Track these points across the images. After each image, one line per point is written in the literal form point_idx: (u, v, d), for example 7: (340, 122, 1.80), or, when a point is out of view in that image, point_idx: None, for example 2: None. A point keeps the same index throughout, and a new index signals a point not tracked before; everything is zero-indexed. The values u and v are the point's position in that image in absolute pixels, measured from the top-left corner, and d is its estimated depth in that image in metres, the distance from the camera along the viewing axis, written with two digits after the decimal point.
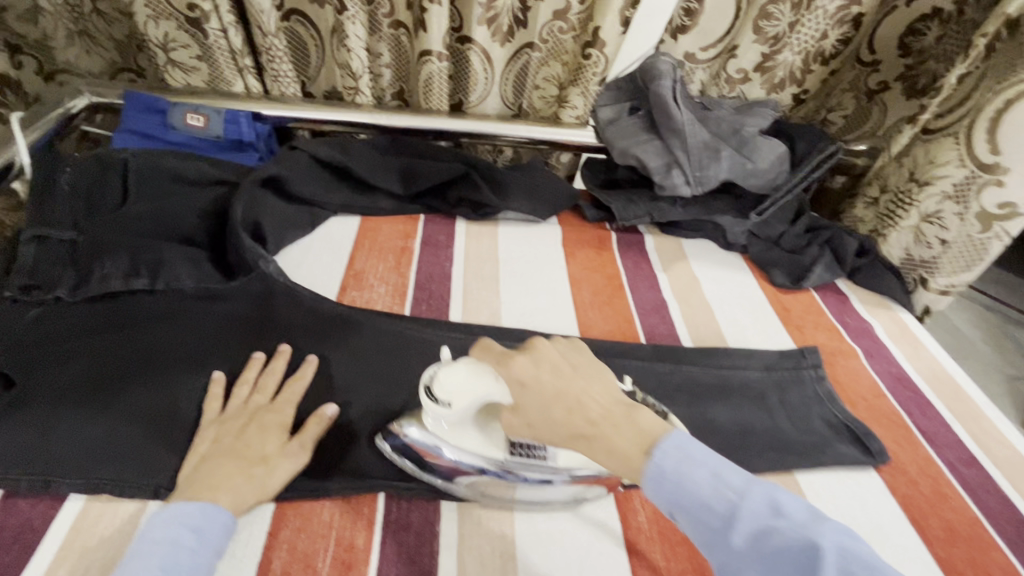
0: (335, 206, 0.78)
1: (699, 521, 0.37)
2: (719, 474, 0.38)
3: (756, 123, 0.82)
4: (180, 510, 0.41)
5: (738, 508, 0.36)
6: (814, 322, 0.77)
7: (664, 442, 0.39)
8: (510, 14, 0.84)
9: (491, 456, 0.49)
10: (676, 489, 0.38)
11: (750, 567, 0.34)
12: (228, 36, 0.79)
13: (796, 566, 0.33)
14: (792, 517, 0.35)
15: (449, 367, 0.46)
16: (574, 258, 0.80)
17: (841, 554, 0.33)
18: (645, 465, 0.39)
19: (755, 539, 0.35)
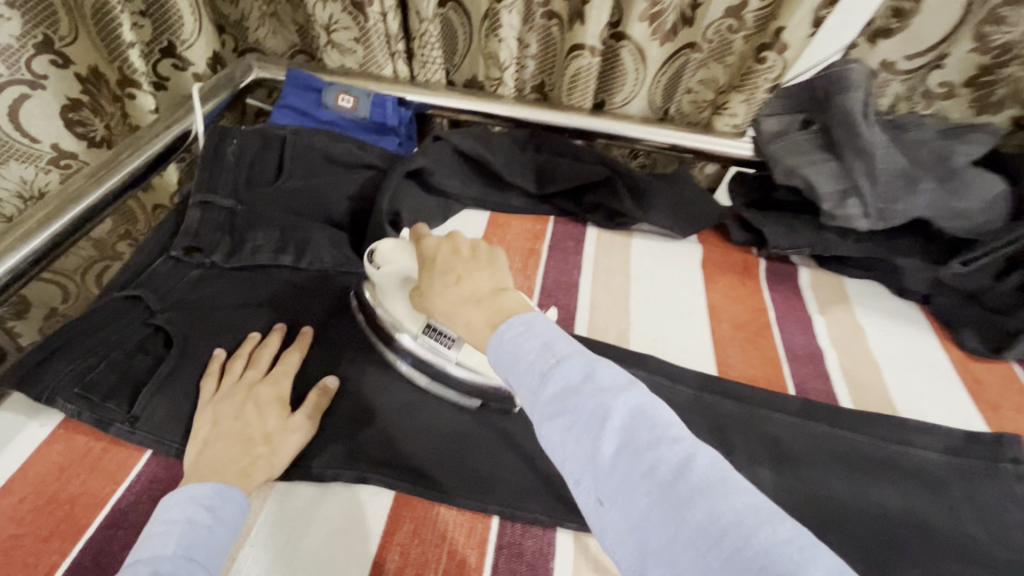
0: (467, 198, 0.76)
1: (522, 383, 0.35)
2: (549, 343, 0.36)
3: (968, 151, 0.68)
4: (194, 489, 0.40)
5: (552, 368, 0.34)
6: (1017, 402, 0.62)
7: (516, 317, 0.38)
8: (676, 11, 0.76)
9: (410, 328, 0.53)
10: (512, 356, 0.36)
11: (552, 425, 0.33)
12: (386, 20, 0.80)
13: (586, 424, 0.32)
14: (598, 383, 0.33)
15: (388, 240, 0.53)
16: (714, 283, 0.72)
17: (633, 420, 0.32)
18: (490, 335, 0.39)
19: (560, 398, 0.33)
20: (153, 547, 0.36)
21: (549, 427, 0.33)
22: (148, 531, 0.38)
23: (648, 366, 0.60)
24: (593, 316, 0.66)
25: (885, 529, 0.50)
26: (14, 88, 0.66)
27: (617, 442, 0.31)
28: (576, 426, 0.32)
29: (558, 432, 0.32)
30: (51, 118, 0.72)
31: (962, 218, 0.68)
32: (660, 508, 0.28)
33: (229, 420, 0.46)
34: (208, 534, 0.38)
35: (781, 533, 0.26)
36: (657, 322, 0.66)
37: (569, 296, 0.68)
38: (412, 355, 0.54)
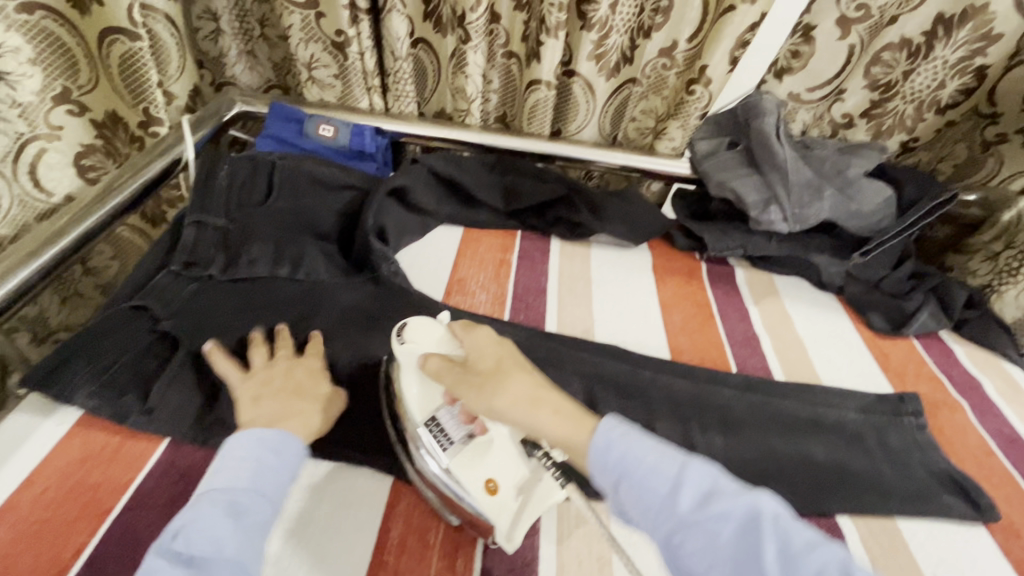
0: (443, 216, 0.84)
1: (648, 494, 0.43)
2: (664, 453, 0.45)
3: (862, 164, 0.82)
4: (256, 433, 0.48)
5: (680, 478, 0.43)
6: (916, 370, 0.74)
7: (614, 423, 0.47)
8: (618, 52, 0.89)
9: (417, 415, 0.52)
10: (626, 468, 0.45)
11: (697, 533, 0.41)
12: (364, 58, 0.89)
13: (732, 527, 0.41)
14: (730, 492, 0.42)
15: (427, 321, 0.55)
16: (665, 284, 0.82)
17: (776, 524, 0.41)
18: (591, 437, 0.47)
19: (700, 508, 0.42)
20: (226, 482, 0.44)
21: (685, 539, 0.41)
22: (221, 467, 0.46)
23: (612, 354, 0.68)
24: (561, 315, 0.75)
25: (814, 473, 0.59)
26: (35, 143, 0.71)
27: (772, 547, 0.39)
28: (721, 535, 0.40)
29: (702, 540, 0.41)
30: (65, 168, 0.76)
31: (861, 219, 0.81)
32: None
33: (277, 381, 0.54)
34: (271, 475, 0.46)
35: None
36: (618, 318, 0.75)
37: (538, 299, 0.76)
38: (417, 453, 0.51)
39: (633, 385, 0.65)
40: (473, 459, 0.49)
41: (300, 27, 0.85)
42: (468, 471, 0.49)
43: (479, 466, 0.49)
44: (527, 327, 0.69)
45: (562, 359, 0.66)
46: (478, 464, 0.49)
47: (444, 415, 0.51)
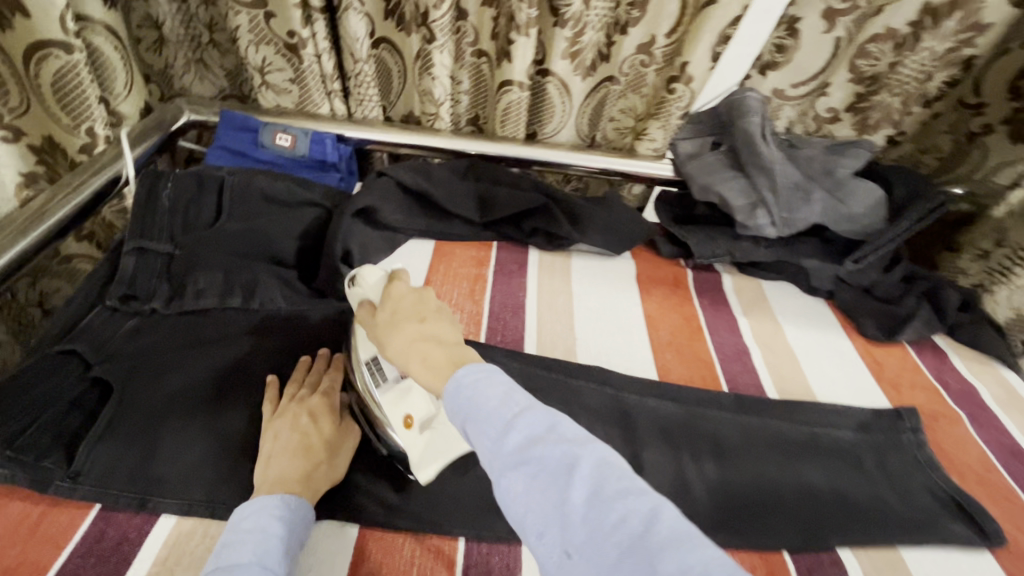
0: (413, 230, 0.79)
1: (483, 430, 0.36)
2: (509, 390, 0.38)
3: (851, 164, 0.78)
4: (268, 502, 0.43)
5: (514, 418, 0.36)
6: (912, 380, 0.71)
7: (469, 368, 0.40)
8: (594, 49, 0.84)
9: (360, 353, 0.52)
10: (467, 404, 0.37)
11: (518, 469, 0.34)
12: (321, 61, 0.82)
13: (553, 472, 0.34)
14: (564, 435, 0.36)
15: (375, 266, 0.52)
16: (650, 296, 0.78)
17: (597, 471, 0.34)
18: (448, 379, 0.40)
19: (526, 449, 0.35)
20: (239, 555, 0.39)
21: (510, 479, 0.34)
22: (227, 539, 0.40)
23: (596, 377, 0.63)
24: (540, 334, 0.70)
25: (812, 501, 0.56)
26: None
27: (583, 492, 0.33)
28: (540, 475, 0.34)
29: (524, 481, 0.34)
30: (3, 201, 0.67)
31: (852, 222, 0.78)
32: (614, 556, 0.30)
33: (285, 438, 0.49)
34: (286, 555, 0.41)
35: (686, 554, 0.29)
36: (601, 336, 0.71)
37: (516, 317, 0.71)
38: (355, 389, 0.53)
39: (619, 411, 0.61)
40: (398, 395, 0.50)
41: (249, 28, 0.79)
42: (392, 405, 0.50)
43: (401, 403, 0.50)
44: (504, 351, 0.64)
45: (543, 385, 0.61)
46: (401, 401, 0.50)
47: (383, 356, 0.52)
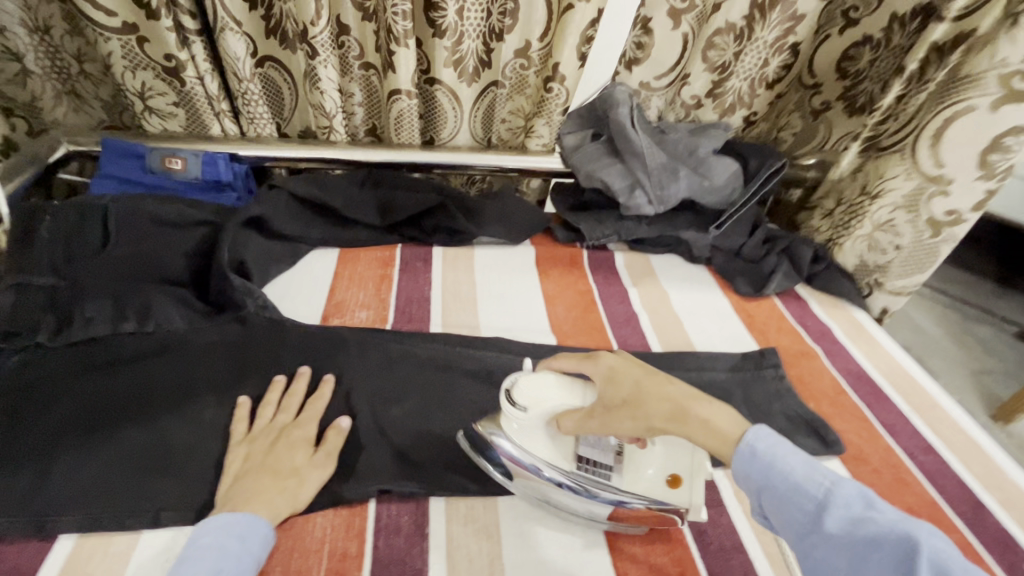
0: (315, 239, 0.81)
1: (795, 505, 0.39)
2: (812, 465, 0.40)
3: (709, 143, 0.88)
4: (227, 521, 0.45)
5: (830, 495, 0.38)
6: (777, 327, 0.81)
7: (756, 430, 0.42)
8: (475, 56, 0.89)
9: (561, 465, 0.51)
10: (763, 474, 0.40)
11: (839, 554, 0.36)
12: (204, 83, 0.83)
13: (884, 552, 0.34)
14: (886, 513, 0.36)
15: (529, 376, 0.51)
16: (548, 277, 0.84)
17: (939, 560, 0.32)
18: (733, 453, 0.42)
19: (852, 531, 0.36)
20: (192, 572, 0.41)
21: (833, 560, 0.36)
22: (186, 555, 0.43)
23: (501, 350, 0.68)
24: (446, 317, 0.74)
25: None
26: None
27: None
28: (867, 557, 0.34)
29: (848, 563, 0.35)
30: None
31: (716, 193, 0.87)
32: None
33: (259, 455, 0.52)
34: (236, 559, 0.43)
35: None
36: (503, 316, 0.76)
37: (422, 309, 0.75)
38: (564, 494, 0.51)
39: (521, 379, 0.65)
40: (631, 470, 0.51)
41: (122, 54, 0.78)
42: (640, 483, 0.51)
43: (641, 470, 0.52)
44: (411, 337, 0.67)
45: (446, 367, 0.65)
46: (639, 469, 0.52)
47: (587, 450, 0.51)
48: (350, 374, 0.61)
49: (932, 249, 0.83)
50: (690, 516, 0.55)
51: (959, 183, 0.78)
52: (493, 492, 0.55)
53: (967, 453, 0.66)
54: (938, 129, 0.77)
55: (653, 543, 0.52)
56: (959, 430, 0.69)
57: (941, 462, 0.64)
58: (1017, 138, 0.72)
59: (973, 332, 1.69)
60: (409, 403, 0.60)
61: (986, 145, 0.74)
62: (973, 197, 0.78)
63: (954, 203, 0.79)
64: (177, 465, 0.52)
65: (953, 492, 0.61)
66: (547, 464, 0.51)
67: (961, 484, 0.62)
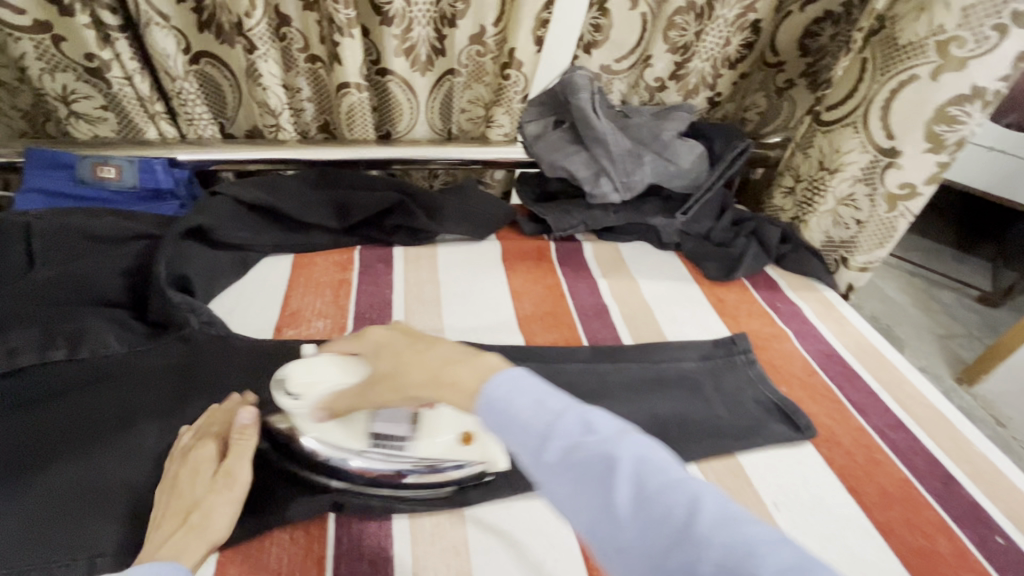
0: (266, 246, 0.76)
1: (519, 438, 0.36)
2: (541, 398, 0.37)
3: (674, 126, 0.86)
4: (145, 572, 0.37)
5: (553, 427, 0.35)
6: (748, 311, 0.80)
7: (499, 375, 0.39)
8: (426, 44, 0.85)
9: (352, 447, 0.51)
10: (501, 412, 0.37)
11: (557, 479, 0.34)
12: (133, 83, 0.77)
13: (597, 475, 0.33)
14: (601, 435, 0.35)
15: (295, 363, 0.50)
16: (515, 272, 0.81)
17: (641, 470, 0.33)
18: (473, 398, 0.38)
19: (568, 456, 0.34)
20: None
21: (556, 485, 0.34)
22: None
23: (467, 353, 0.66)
24: (409, 321, 0.71)
25: (667, 429, 0.61)
26: None
27: (635, 494, 0.32)
28: (585, 479, 0.33)
29: (568, 487, 0.34)
30: None
31: (683, 177, 0.86)
32: (681, 553, 0.30)
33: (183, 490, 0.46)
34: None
35: (784, 560, 0.28)
36: (469, 316, 0.73)
37: (383, 314, 0.71)
38: (410, 475, 0.52)
39: None
40: (428, 435, 0.52)
41: (36, 55, 0.73)
42: (432, 450, 0.52)
43: (439, 433, 0.53)
44: None
45: None
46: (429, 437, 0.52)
47: (381, 425, 0.52)
48: None
49: (889, 223, 0.83)
50: None
51: (908, 155, 0.78)
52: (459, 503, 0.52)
53: (934, 427, 0.66)
54: (887, 99, 0.77)
55: None
56: (927, 404, 0.69)
57: (910, 439, 0.64)
58: (963, 107, 0.72)
59: (939, 298, 1.73)
60: None
61: (932, 115, 0.74)
62: (925, 169, 0.78)
63: (907, 176, 0.79)
64: (116, 501, 0.48)
65: (923, 468, 0.61)
66: (354, 450, 0.51)
67: (930, 460, 0.62)
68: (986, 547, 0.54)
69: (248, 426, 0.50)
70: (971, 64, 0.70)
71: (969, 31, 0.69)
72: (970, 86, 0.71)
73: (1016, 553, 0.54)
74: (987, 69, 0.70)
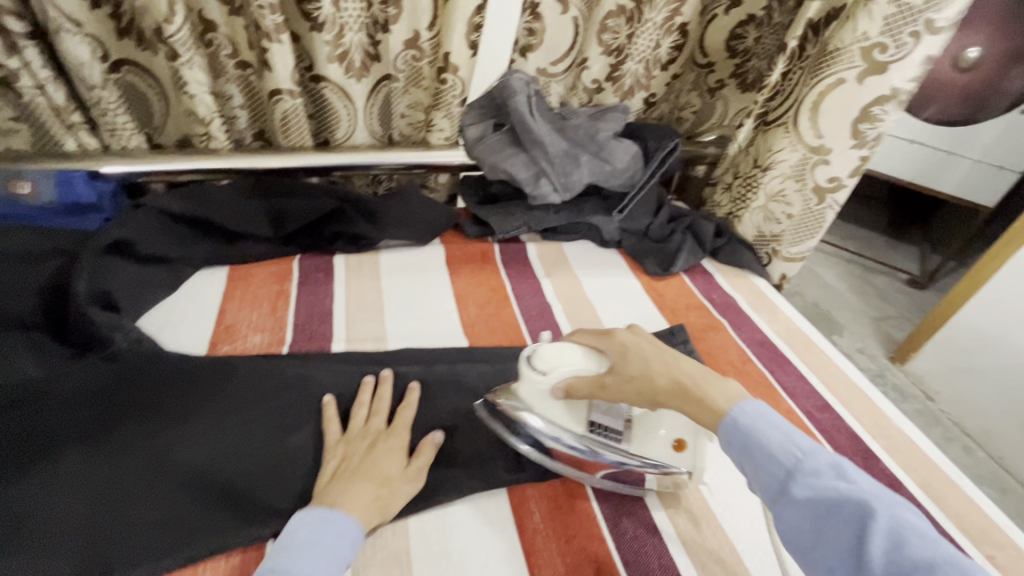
0: (199, 260, 0.74)
1: (767, 472, 0.41)
2: (791, 436, 0.41)
3: (609, 127, 0.88)
4: (324, 516, 0.45)
5: (801, 464, 0.40)
6: (686, 304, 0.83)
7: (745, 404, 0.45)
8: (361, 49, 0.84)
9: (575, 427, 0.53)
10: (746, 442, 0.42)
11: (800, 517, 0.38)
12: (46, 92, 0.73)
13: (846, 520, 0.36)
14: (854, 483, 0.38)
15: (551, 345, 0.53)
16: (459, 276, 0.82)
17: (892, 525, 0.35)
18: (722, 419, 0.44)
19: (817, 496, 0.38)
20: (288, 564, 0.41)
21: (794, 521, 0.38)
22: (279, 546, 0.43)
23: (408, 360, 0.65)
24: (350, 329, 0.70)
25: None
26: None
27: (885, 544, 0.34)
28: (830, 520, 0.36)
29: (809, 524, 0.37)
30: None
31: (619, 176, 0.88)
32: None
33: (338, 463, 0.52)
34: (331, 560, 0.43)
35: None
36: (412, 322, 0.73)
37: (323, 324, 0.70)
38: (571, 455, 0.53)
39: (432, 380, 0.61)
40: (642, 436, 0.55)
41: None
42: (649, 447, 0.54)
43: (653, 436, 0.55)
44: (311, 359, 0.63)
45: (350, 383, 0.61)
46: (645, 437, 0.55)
47: (598, 415, 0.54)
48: (239, 404, 0.56)
49: (819, 214, 0.88)
50: (602, 504, 0.55)
51: (837, 151, 0.82)
52: (401, 512, 0.51)
53: (856, 405, 0.71)
54: (815, 99, 0.81)
55: (571, 541, 0.51)
56: (851, 385, 0.74)
57: (835, 418, 0.68)
58: (884, 107, 0.77)
59: (873, 283, 1.84)
60: (309, 428, 0.57)
61: (857, 114, 0.78)
62: (849, 164, 0.82)
63: (834, 171, 0.83)
64: (33, 535, 0.45)
65: (845, 446, 0.65)
66: (559, 427, 0.53)
67: (852, 437, 0.66)
68: None
69: (432, 442, 0.55)
70: (891, 67, 0.74)
71: (892, 37, 0.72)
72: (890, 87, 0.75)
73: (927, 519, 0.58)
74: (904, 71, 0.74)
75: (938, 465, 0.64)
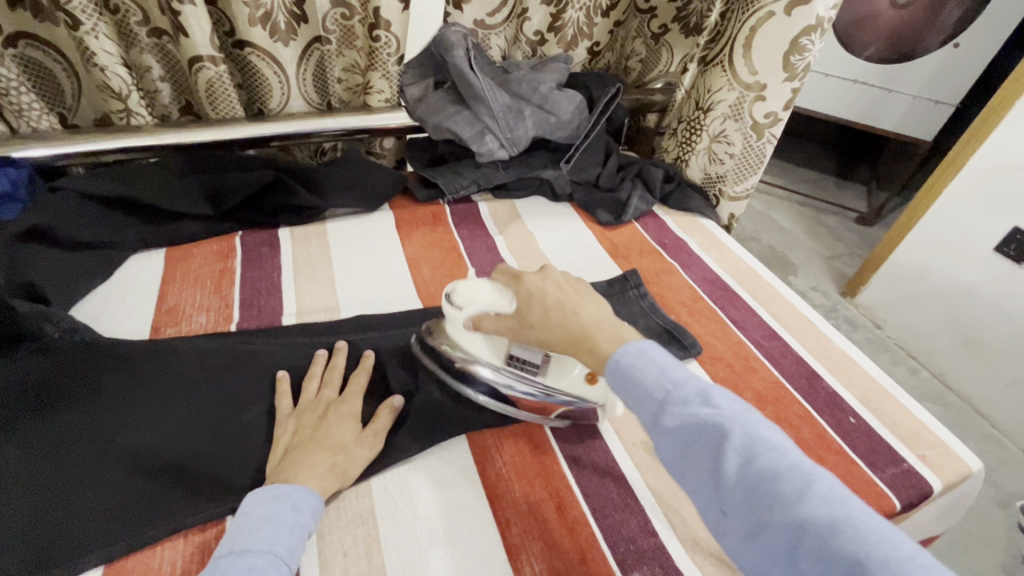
0: (132, 242, 0.70)
1: (641, 405, 0.41)
2: (665, 370, 0.42)
3: (551, 78, 0.87)
4: (280, 490, 0.45)
5: (671, 395, 0.40)
6: (639, 250, 0.84)
7: (628, 344, 0.45)
8: (284, 10, 0.79)
9: (493, 361, 0.57)
10: (627, 378, 0.43)
11: (670, 444, 0.39)
12: None
13: (707, 445, 0.37)
14: (717, 408, 0.38)
15: (472, 281, 0.58)
16: (410, 239, 0.80)
17: (749, 445, 0.36)
18: (609, 358, 0.45)
19: (683, 424, 0.38)
20: (251, 541, 0.41)
21: (667, 450, 0.39)
22: (238, 526, 0.42)
23: (363, 326, 0.65)
24: (300, 302, 0.69)
25: None
26: None
27: (740, 463, 0.36)
28: (694, 447, 0.37)
29: (677, 451, 0.38)
30: None
31: (565, 126, 0.88)
32: (766, 524, 0.33)
33: (309, 428, 0.52)
34: (291, 532, 0.43)
35: (873, 530, 0.30)
36: (365, 289, 0.72)
37: (271, 298, 0.68)
38: (489, 388, 0.57)
39: (387, 349, 0.62)
40: (557, 371, 0.57)
41: None
42: (562, 381, 0.56)
43: (573, 372, 0.57)
44: (262, 335, 0.61)
45: (303, 355, 0.60)
46: (560, 374, 0.57)
47: (518, 350, 0.57)
48: (188, 384, 0.55)
49: (759, 151, 0.90)
50: (563, 447, 0.57)
51: (770, 86, 0.83)
52: (363, 475, 0.51)
53: (801, 332, 0.74)
54: (747, 35, 0.81)
55: (533, 481, 0.53)
56: (796, 313, 0.77)
57: (782, 345, 0.71)
58: (811, 38, 0.78)
59: (823, 223, 1.91)
60: (263, 403, 0.56)
61: (787, 47, 0.79)
62: (782, 97, 0.84)
63: (770, 106, 0.85)
64: None
65: (792, 369, 0.68)
66: (478, 360, 0.57)
67: (798, 361, 0.69)
68: (841, 428, 0.61)
69: (394, 404, 0.55)
70: None
71: None
72: (815, 16, 0.76)
73: (864, 429, 0.62)
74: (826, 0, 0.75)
75: (875, 380, 0.68)
